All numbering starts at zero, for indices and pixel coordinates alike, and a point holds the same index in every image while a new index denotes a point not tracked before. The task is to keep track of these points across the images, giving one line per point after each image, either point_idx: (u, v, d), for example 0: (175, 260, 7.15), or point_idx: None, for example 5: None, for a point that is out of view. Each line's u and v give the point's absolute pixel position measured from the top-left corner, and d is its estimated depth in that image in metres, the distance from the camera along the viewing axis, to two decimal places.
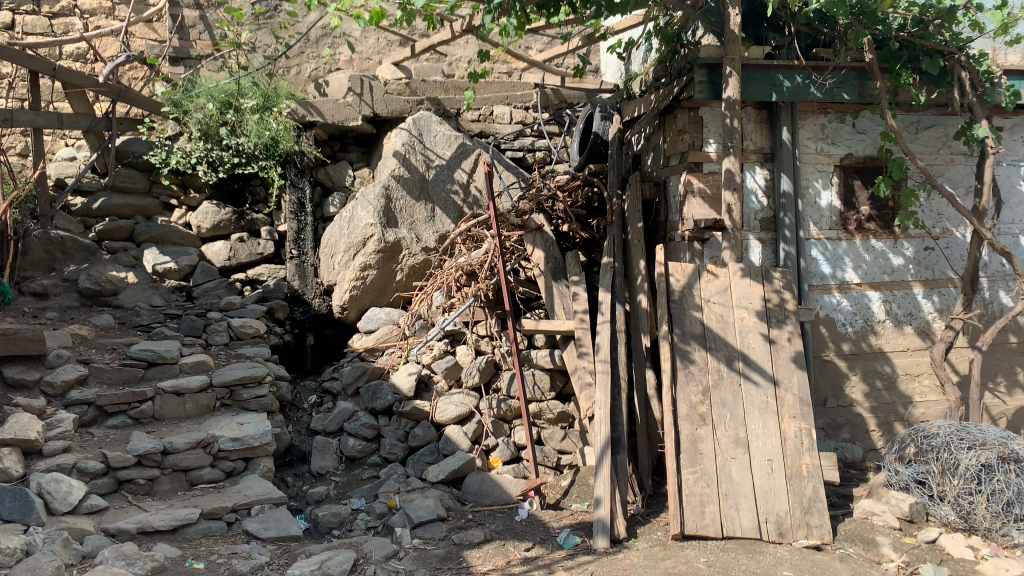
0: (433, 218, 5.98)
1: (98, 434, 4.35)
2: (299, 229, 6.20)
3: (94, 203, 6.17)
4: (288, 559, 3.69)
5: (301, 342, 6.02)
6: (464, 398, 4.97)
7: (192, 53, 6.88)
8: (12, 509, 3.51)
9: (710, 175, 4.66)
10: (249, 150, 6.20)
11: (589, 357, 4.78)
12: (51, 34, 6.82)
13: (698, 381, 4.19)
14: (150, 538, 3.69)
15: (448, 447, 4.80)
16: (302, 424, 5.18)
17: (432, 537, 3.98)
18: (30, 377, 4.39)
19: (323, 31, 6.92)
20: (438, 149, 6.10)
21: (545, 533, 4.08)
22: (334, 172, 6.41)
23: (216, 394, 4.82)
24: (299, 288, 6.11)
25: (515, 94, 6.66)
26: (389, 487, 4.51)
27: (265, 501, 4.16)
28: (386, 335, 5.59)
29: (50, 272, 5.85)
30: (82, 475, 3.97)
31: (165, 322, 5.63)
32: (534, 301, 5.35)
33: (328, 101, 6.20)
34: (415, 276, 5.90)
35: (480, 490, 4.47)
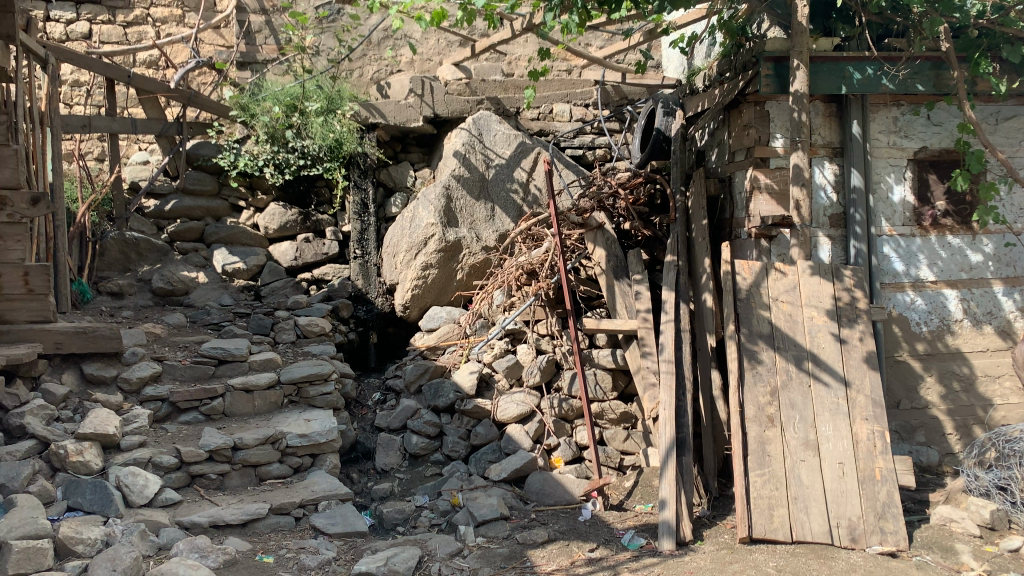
0: (493, 218, 5.98)
1: (172, 429, 4.48)
2: (362, 229, 6.32)
3: (166, 206, 6.37)
4: (355, 554, 3.75)
5: (365, 340, 6.11)
6: (525, 398, 4.95)
7: (258, 58, 7.06)
8: (92, 500, 3.63)
9: (777, 170, 4.56)
10: (315, 152, 6.31)
11: (652, 357, 4.73)
12: (125, 43, 7.05)
13: (767, 382, 4.10)
14: (221, 532, 3.79)
15: (510, 446, 4.77)
16: (366, 421, 5.26)
17: (496, 536, 3.98)
18: (107, 373, 4.54)
19: (385, 33, 6.97)
20: (498, 149, 6.11)
21: (609, 533, 4.04)
22: (396, 172, 6.47)
23: (284, 390, 4.92)
24: (362, 287, 6.22)
25: (575, 92, 6.64)
26: (452, 485, 4.54)
27: (332, 497, 4.23)
28: (447, 334, 5.65)
29: (126, 272, 6.06)
30: (157, 469, 4.10)
31: (234, 321, 5.77)
32: (595, 300, 5.30)
33: (390, 103, 6.28)
34: (475, 276, 5.92)
35: (542, 489, 4.45)
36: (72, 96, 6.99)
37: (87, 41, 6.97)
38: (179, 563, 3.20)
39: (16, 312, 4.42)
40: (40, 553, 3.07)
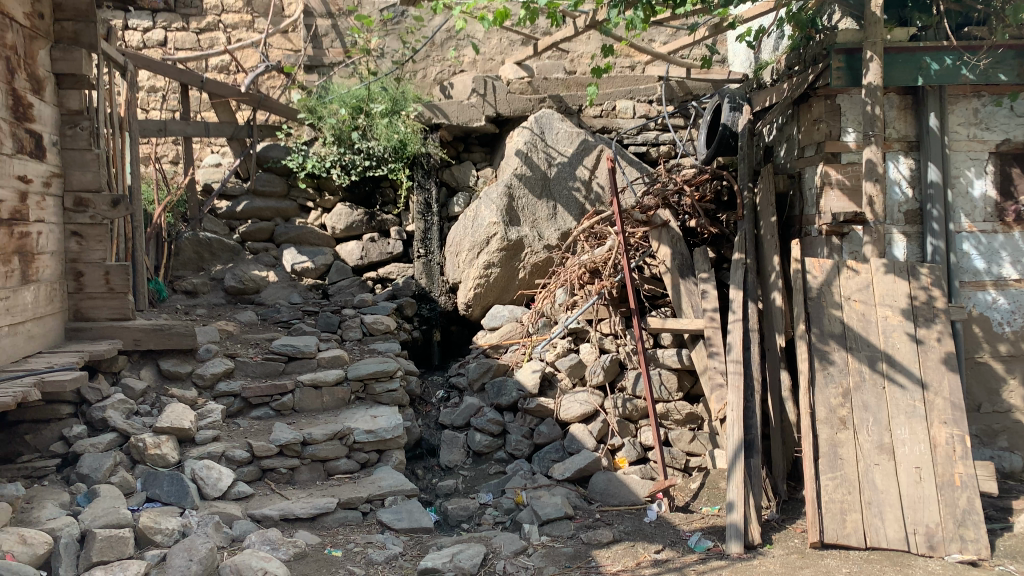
0: (555, 216, 5.96)
1: (244, 425, 4.60)
2: (425, 229, 6.39)
3: (238, 207, 6.55)
4: (421, 550, 3.79)
5: (428, 339, 6.18)
6: (589, 397, 4.94)
7: (325, 61, 7.18)
8: (170, 492, 3.76)
9: (849, 166, 4.43)
10: (379, 153, 6.40)
11: (719, 357, 4.64)
12: (198, 49, 7.27)
13: (838, 383, 4.00)
14: (291, 525, 3.87)
15: (573, 446, 4.76)
16: (430, 418, 5.31)
17: (561, 535, 3.97)
18: (183, 369, 4.67)
19: (447, 34, 7.01)
20: (560, 146, 6.10)
21: (675, 535, 3.99)
22: (458, 172, 6.55)
23: (351, 387, 5.01)
24: (426, 285, 6.29)
25: (639, 88, 6.56)
26: (516, 483, 4.55)
27: (398, 493, 4.28)
28: (510, 332, 5.68)
29: (199, 272, 6.24)
30: (230, 463, 4.21)
31: (303, 318, 5.89)
32: (660, 300, 5.23)
33: (453, 103, 6.32)
34: (538, 275, 5.91)
35: (606, 490, 4.43)
36: (149, 101, 7.24)
37: (163, 48, 7.23)
38: (251, 555, 3.28)
39: (97, 309, 4.60)
40: (122, 542, 3.19)
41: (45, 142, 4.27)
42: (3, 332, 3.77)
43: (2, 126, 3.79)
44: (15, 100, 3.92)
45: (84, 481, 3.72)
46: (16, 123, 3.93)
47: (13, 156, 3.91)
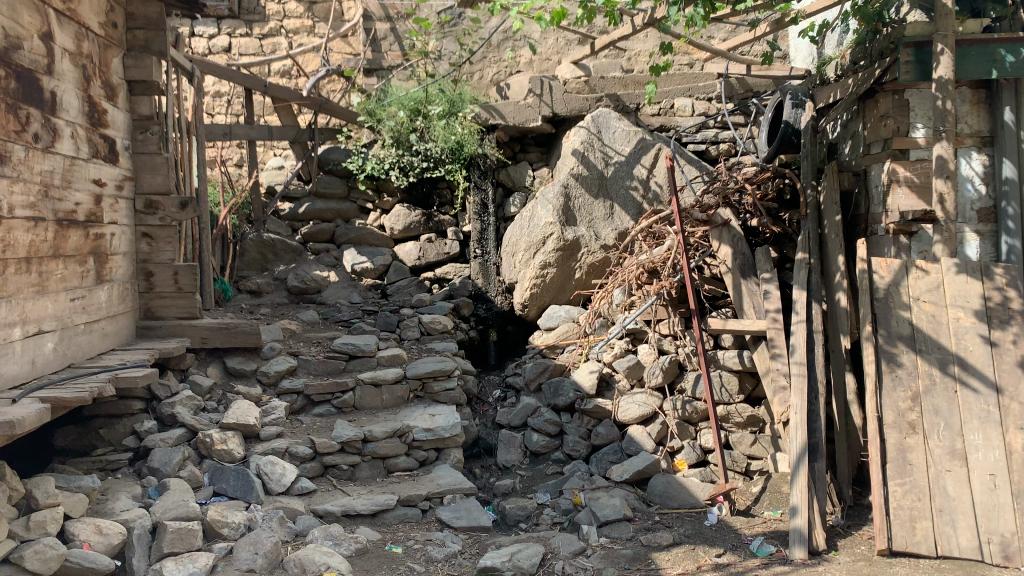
0: (612, 216, 5.94)
1: (307, 421, 4.69)
2: (482, 229, 6.43)
3: (300, 208, 6.71)
4: (480, 549, 3.81)
5: (485, 338, 6.22)
6: (647, 398, 4.91)
7: (384, 64, 7.27)
8: (235, 487, 3.85)
9: (918, 162, 4.28)
10: (437, 155, 6.44)
11: (782, 359, 4.55)
12: (261, 54, 7.45)
13: (907, 387, 3.91)
14: (353, 521, 3.94)
15: (632, 447, 4.77)
16: (487, 417, 5.33)
17: (620, 537, 3.95)
18: (248, 367, 4.79)
19: (504, 35, 7.03)
20: (618, 146, 6.06)
21: (737, 539, 3.93)
22: (515, 172, 6.55)
23: (410, 385, 5.06)
24: (482, 285, 6.32)
25: (697, 85, 6.48)
26: (574, 484, 4.53)
27: (457, 492, 4.31)
28: (567, 333, 5.65)
29: (263, 272, 6.39)
30: (293, 459, 4.30)
31: (363, 318, 5.96)
32: (720, 300, 5.14)
33: (510, 104, 6.35)
34: (595, 275, 5.89)
35: (666, 492, 4.38)
36: (214, 106, 7.45)
37: (228, 54, 7.44)
38: (315, 549, 3.38)
39: (167, 308, 4.74)
40: (191, 534, 3.28)
41: (118, 146, 4.42)
42: (80, 330, 3.92)
43: (79, 132, 3.94)
44: (90, 106, 4.07)
45: (155, 474, 3.84)
46: (91, 128, 4.08)
47: (89, 160, 4.06)
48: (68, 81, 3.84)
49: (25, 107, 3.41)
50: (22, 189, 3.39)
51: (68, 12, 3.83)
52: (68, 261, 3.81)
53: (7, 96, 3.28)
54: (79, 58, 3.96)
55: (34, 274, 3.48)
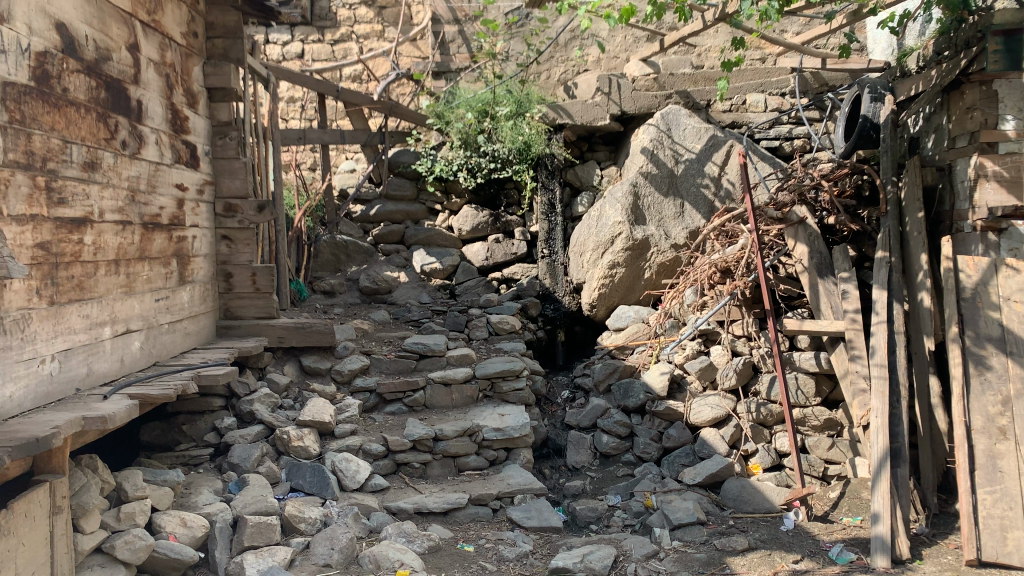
0: (683, 215, 5.86)
1: (379, 419, 4.77)
2: (549, 229, 6.44)
3: (371, 211, 6.81)
4: (552, 550, 3.81)
5: (553, 338, 6.21)
6: (720, 400, 4.85)
7: (452, 67, 7.33)
8: (312, 483, 3.93)
9: (1008, 156, 4.08)
10: (504, 155, 6.45)
11: (862, 361, 4.42)
12: (333, 59, 7.60)
13: (997, 391, 3.77)
14: (425, 519, 3.99)
15: (704, 450, 4.70)
16: (556, 418, 5.32)
17: (693, 541, 3.89)
18: (323, 365, 4.89)
19: (572, 34, 7.00)
20: (688, 143, 5.97)
21: (815, 546, 3.83)
22: (582, 172, 6.50)
23: (479, 385, 5.08)
24: (550, 286, 6.33)
25: (770, 81, 6.39)
26: (645, 486, 4.48)
27: (527, 492, 4.32)
28: (636, 334, 5.60)
29: (337, 272, 6.53)
30: (367, 456, 4.37)
31: (432, 318, 6.02)
32: (796, 300, 5.03)
33: (577, 103, 6.32)
34: (665, 274, 5.84)
35: (740, 496, 4.29)
36: (288, 111, 7.64)
37: (301, 60, 7.61)
38: (389, 546, 3.45)
39: (245, 308, 4.87)
40: (270, 529, 3.37)
41: (198, 152, 4.57)
42: (164, 329, 4.07)
43: (162, 138, 4.09)
44: (173, 113, 4.22)
45: (235, 469, 3.96)
46: (174, 135, 4.22)
47: (172, 165, 4.21)
48: (153, 90, 3.99)
49: (113, 115, 3.56)
50: (112, 195, 3.54)
51: (153, 24, 3.98)
52: (153, 263, 3.96)
53: (97, 105, 3.43)
54: (163, 68, 4.10)
55: (122, 275, 3.62)
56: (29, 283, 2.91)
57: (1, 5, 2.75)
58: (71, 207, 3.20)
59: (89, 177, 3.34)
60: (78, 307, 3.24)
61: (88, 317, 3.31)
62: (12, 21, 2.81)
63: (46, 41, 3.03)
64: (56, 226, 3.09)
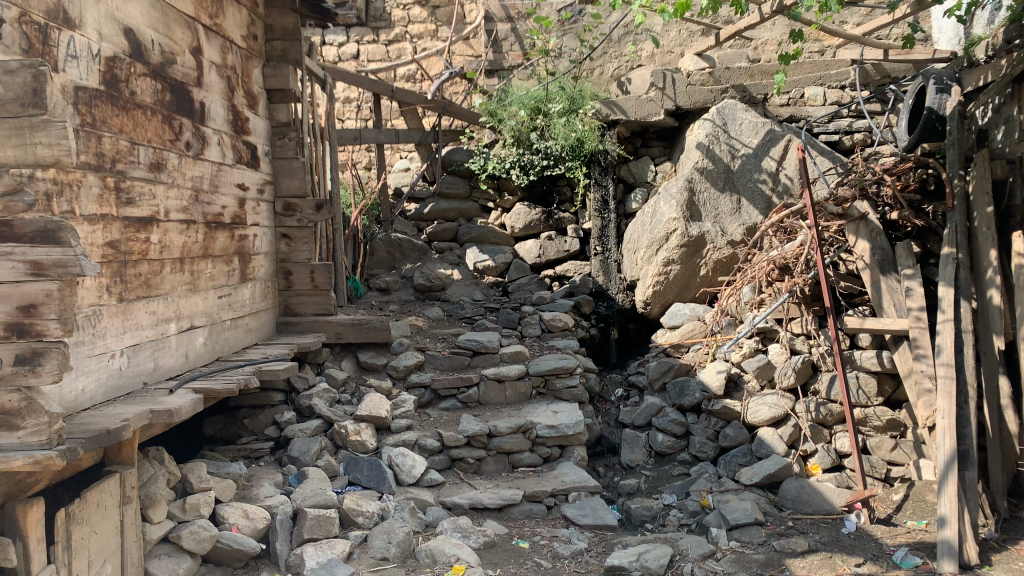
0: (740, 211, 5.79)
1: (434, 415, 4.83)
2: (602, 226, 6.41)
3: (425, 209, 6.89)
4: (606, 548, 3.79)
5: (606, 336, 6.16)
6: (779, 399, 4.77)
7: (504, 65, 7.37)
8: (369, 477, 4.00)
9: None
10: (557, 152, 6.46)
11: (927, 360, 4.30)
12: (387, 59, 7.69)
13: None
14: (480, 514, 4.02)
15: (762, 450, 4.64)
16: (610, 416, 5.28)
17: (751, 541, 3.83)
18: (379, 361, 4.96)
19: (626, 29, 6.95)
20: (745, 137, 5.87)
21: (878, 549, 3.74)
22: (636, 168, 6.45)
23: (532, 382, 5.07)
24: (603, 283, 6.32)
25: (830, 73, 6.22)
26: (701, 486, 4.43)
27: (582, 489, 4.31)
28: (691, 331, 5.53)
29: (391, 270, 6.61)
30: (422, 451, 4.42)
31: (485, 315, 6.05)
32: (857, 297, 4.93)
33: (631, 98, 6.26)
34: (721, 271, 5.76)
35: (799, 497, 4.21)
36: (344, 111, 7.75)
37: (356, 61, 7.73)
38: (445, 541, 3.48)
39: (304, 305, 4.96)
40: (329, 521, 3.44)
41: (259, 152, 4.68)
42: (226, 326, 4.18)
43: (224, 139, 4.19)
44: (234, 115, 4.32)
45: (295, 463, 4.04)
46: (235, 136, 4.32)
47: (234, 166, 4.31)
48: (215, 92, 4.09)
49: (178, 117, 3.66)
50: (176, 195, 3.64)
51: (214, 27, 4.08)
52: (216, 261, 4.06)
53: (162, 108, 3.53)
54: (224, 70, 4.21)
55: (187, 273, 3.73)
56: (100, 280, 3.02)
57: (73, 12, 2.86)
58: (138, 207, 3.30)
59: (155, 178, 3.44)
60: (145, 304, 3.34)
61: (154, 313, 3.42)
62: (83, 28, 2.92)
63: (114, 46, 3.13)
64: (125, 225, 3.20)
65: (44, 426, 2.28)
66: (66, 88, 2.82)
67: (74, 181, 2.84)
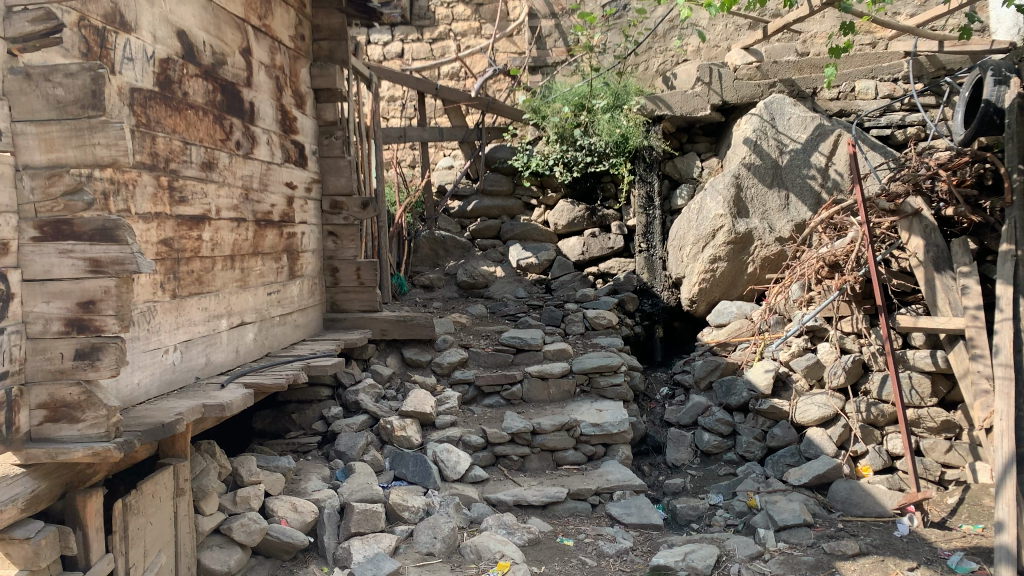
0: (788, 207, 5.70)
1: (478, 412, 4.86)
2: (647, 223, 6.34)
3: (468, 206, 6.93)
4: (652, 547, 3.77)
5: (651, 334, 6.14)
6: (828, 399, 4.70)
7: (548, 61, 7.35)
8: (414, 472, 4.03)
9: None
10: (601, 149, 6.42)
11: (984, 360, 4.19)
12: (431, 57, 7.73)
13: None
14: (525, 512, 4.03)
15: (811, 451, 4.57)
16: (655, 415, 5.25)
17: (799, 543, 3.77)
18: (423, 358, 5.00)
19: (671, 24, 6.90)
20: (793, 132, 5.78)
21: (932, 553, 3.65)
22: (682, 164, 6.41)
23: (576, 380, 5.06)
24: (648, 281, 6.29)
25: (881, 66, 6.12)
26: (748, 486, 4.37)
27: (626, 488, 4.29)
28: (738, 329, 5.44)
29: (435, 267, 6.66)
30: (466, 447, 4.44)
31: (529, 312, 6.05)
32: (910, 295, 4.83)
33: (676, 94, 6.19)
34: (769, 268, 5.68)
35: (849, 498, 4.13)
36: (389, 110, 7.82)
37: (401, 59, 7.79)
38: (490, 538, 3.50)
39: (350, 302, 5.03)
40: (375, 516, 3.47)
41: (306, 151, 4.74)
42: (275, 322, 4.25)
43: (274, 139, 4.26)
44: (283, 114, 4.39)
45: (342, 457, 4.09)
46: (284, 135, 4.40)
47: (282, 165, 4.38)
48: (265, 92, 4.16)
49: (229, 117, 3.73)
50: (227, 193, 3.71)
51: (264, 28, 4.15)
52: (266, 258, 4.13)
53: (214, 108, 3.60)
54: (273, 70, 4.27)
55: (237, 270, 3.80)
56: (154, 277, 3.09)
57: (129, 16, 2.93)
58: (191, 206, 3.37)
59: (207, 177, 3.52)
60: (197, 300, 3.42)
61: (206, 309, 3.49)
62: (138, 31, 2.99)
63: (168, 48, 3.20)
64: (178, 223, 3.27)
65: (103, 419, 2.34)
66: (122, 89, 2.89)
67: (130, 180, 2.91)
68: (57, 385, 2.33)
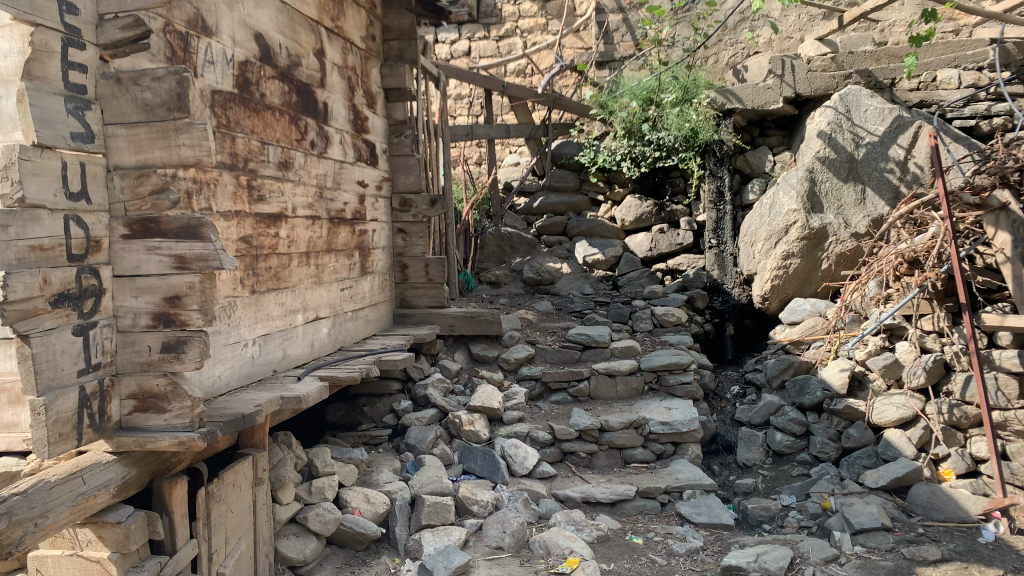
0: (864, 202, 5.54)
1: (545, 408, 4.86)
2: (717, 218, 6.26)
3: (535, 203, 6.92)
4: (723, 547, 3.72)
5: (721, 332, 6.11)
6: (907, 400, 4.55)
7: (616, 56, 7.32)
8: (483, 466, 4.07)
9: None
10: (670, 143, 6.29)
11: None
12: (498, 55, 7.77)
13: None
14: (593, 508, 4.03)
15: (889, 453, 4.42)
16: (726, 414, 5.18)
17: (877, 547, 3.66)
18: (491, 353, 5.03)
19: (741, 16, 6.77)
20: (870, 125, 5.59)
21: (1020, 562, 3.51)
22: (754, 158, 6.29)
23: (644, 377, 5.03)
24: (718, 277, 6.18)
25: (965, 54, 5.83)
26: (823, 487, 4.27)
27: (696, 487, 4.24)
28: (812, 326, 5.32)
29: (502, 264, 6.71)
30: (534, 443, 4.46)
31: (596, 308, 6.03)
32: (996, 293, 4.63)
33: (748, 86, 6.12)
34: (845, 265, 5.51)
35: (929, 503, 4.00)
36: (457, 108, 7.90)
37: (468, 57, 7.85)
38: (559, 533, 3.52)
39: (419, 297, 5.10)
40: (445, 509, 3.54)
41: (377, 150, 4.83)
42: (348, 317, 4.34)
43: (346, 138, 4.35)
44: (355, 114, 4.48)
45: (412, 451, 4.15)
46: (356, 135, 4.48)
47: (355, 164, 4.47)
48: (337, 93, 4.25)
49: (304, 117, 3.83)
50: (302, 192, 3.81)
51: (337, 30, 4.24)
52: (339, 255, 4.22)
53: (289, 109, 3.70)
54: (345, 71, 4.36)
55: (313, 266, 3.90)
56: (234, 273, 3.18)
57: (210, 20, 3.03)
58: (268, 204, 3.46)
59: (283, 176, 3.61)
60: (275, 296, 3.52)
61: (283, 304, 3.59)
62: (219, 35, 3.09)
63: (246, 51, 3.30)
64: (256, 221, 3.37)
65: (188, 410, 2.43)
66: (204, 92, 2.99)
67: (211, 179, 3.01)
68: (145, 376, 2.43)
